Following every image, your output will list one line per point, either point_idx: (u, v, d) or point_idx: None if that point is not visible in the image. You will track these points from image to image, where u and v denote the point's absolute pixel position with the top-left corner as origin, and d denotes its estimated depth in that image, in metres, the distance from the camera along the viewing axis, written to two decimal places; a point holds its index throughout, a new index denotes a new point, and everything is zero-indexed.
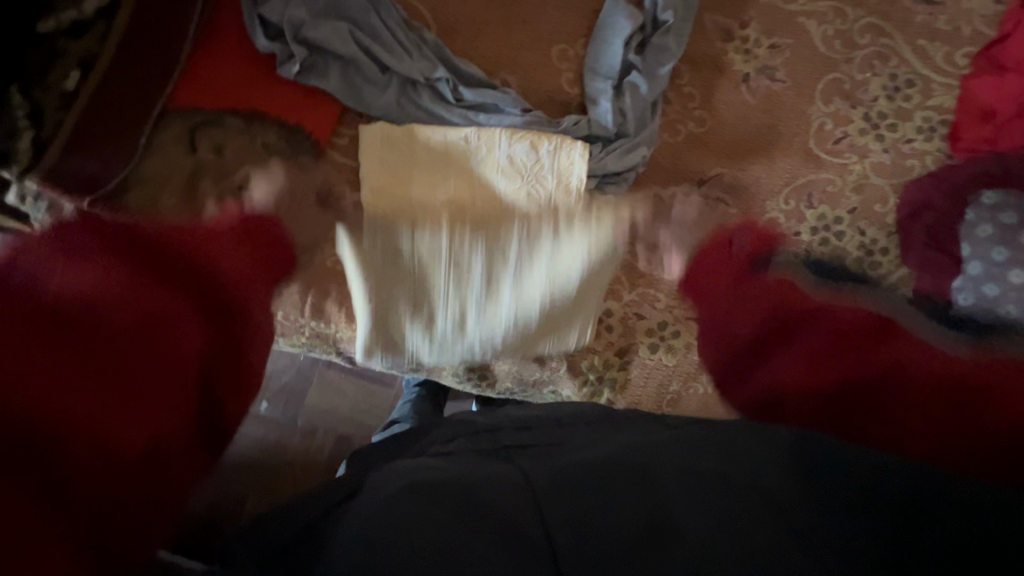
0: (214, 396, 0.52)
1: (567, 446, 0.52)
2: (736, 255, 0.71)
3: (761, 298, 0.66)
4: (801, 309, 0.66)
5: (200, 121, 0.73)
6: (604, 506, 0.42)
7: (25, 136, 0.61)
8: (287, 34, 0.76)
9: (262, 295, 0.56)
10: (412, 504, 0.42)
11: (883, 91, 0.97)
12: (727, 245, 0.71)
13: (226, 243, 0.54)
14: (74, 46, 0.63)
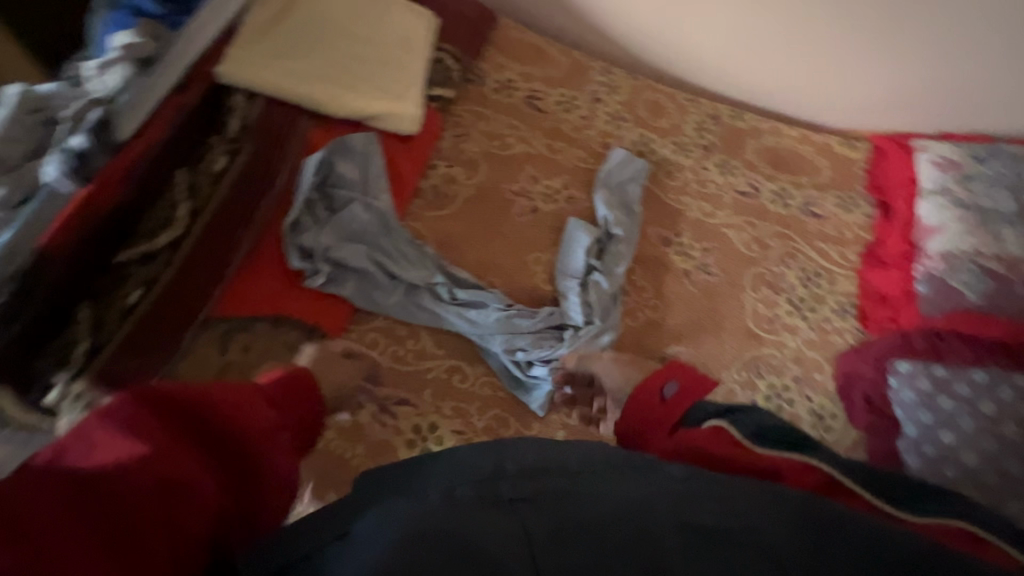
0: (238, 469, 0.52)
1: (579, 480, 0.50)
2: (665, 405, 0.68)
3: (697, 435, 0.63)
4: (749, 435, 0.64)
5: (234, 328, 0.86)
6: (535, 518, 0.45)
7: (82, 345, 0.72)
8: (316, 256, 0.91)
9: (279, 470, 0.56)
10: (403, 563, 0.40)
11: (798, 280, 1.18)
12: (655, 400, 0.68)
13: (257, 418, 0.55)
14: (139, 270, 0.79)
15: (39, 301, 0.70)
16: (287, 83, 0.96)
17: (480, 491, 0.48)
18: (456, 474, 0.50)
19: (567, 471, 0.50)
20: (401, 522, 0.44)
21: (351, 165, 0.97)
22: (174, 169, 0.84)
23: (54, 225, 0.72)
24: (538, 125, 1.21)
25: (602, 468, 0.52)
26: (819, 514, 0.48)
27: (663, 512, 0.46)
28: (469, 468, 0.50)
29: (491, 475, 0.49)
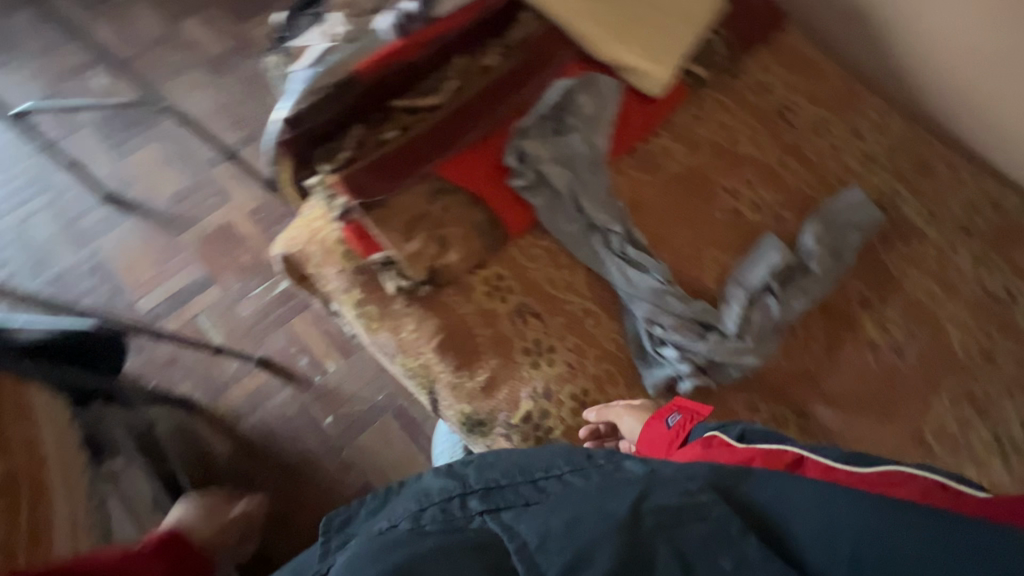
0: None
1: (539, 484, 0.60)
2: (673, 431, 0.80)
3: (695, 448, 0.74)
4: (738, 440, 0.72)
5: (442, 190, 0.98)
6: (505, 522, 0.53)
7: (345, 153, 0.96)
8: (527, 160, 0.99)
9: None
10: None
11: (1008, 415, 1.01)
12: (664, 428, 0.80)
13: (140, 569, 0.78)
14: (402, 117, 0.99)
15: (337, 109, 0.94)
16: (573, 18, 1.07)
17: (451, 513, 0.57)
18: (425, 497, 0.60)
19: (531, 482, 0.60)
20: (378, 551, 0.50)
21: (591, 104, 1.03)
22: (457, 54, 1.02)
23: (368, 60, 0.94)
24: (779, 136, 1.15)
25: (561, 474, 0.61)
26: (765, 500, 0.53)
27: (618, 497, 0.52)
28: (425, 495, 0.61)
29: (458, 495, 0.59)
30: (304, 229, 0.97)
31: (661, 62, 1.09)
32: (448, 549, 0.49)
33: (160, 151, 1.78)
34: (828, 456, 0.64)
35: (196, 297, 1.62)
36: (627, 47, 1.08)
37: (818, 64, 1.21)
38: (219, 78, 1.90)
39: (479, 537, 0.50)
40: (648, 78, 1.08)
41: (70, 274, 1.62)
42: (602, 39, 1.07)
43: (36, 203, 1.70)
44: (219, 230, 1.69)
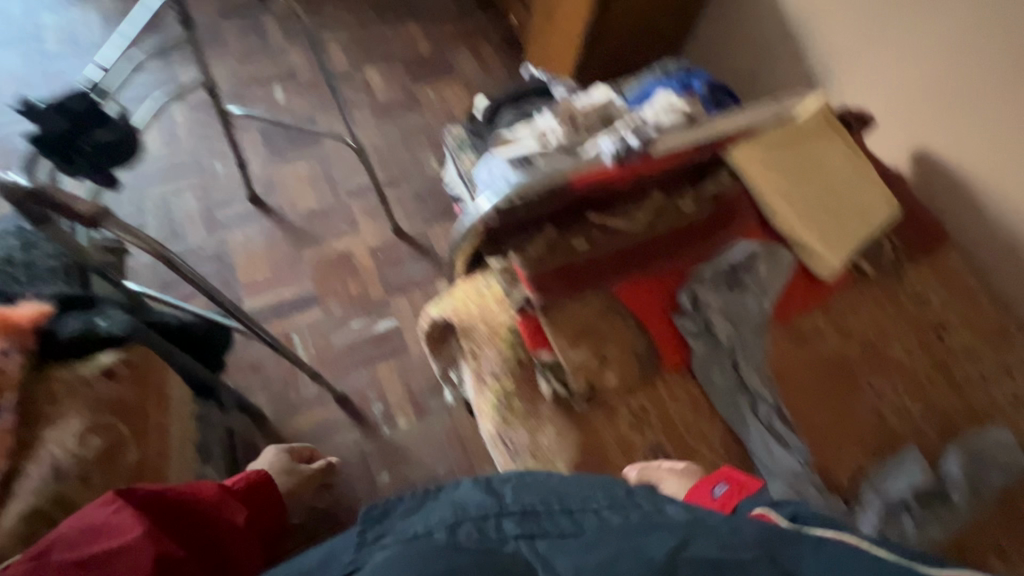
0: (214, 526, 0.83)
1: (576, 517, 0.57)
2: (719, 502, 0.75)
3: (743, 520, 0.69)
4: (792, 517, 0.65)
5: (614, 310, 1.00)
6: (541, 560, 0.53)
7: (536, 248, 1.00)
8: (698, 308, 1.02)
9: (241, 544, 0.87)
10: None
11: None
12: (710, 497, 0.76)
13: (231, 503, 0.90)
14: (593, 230, 1.04)
15: (541, 207, 1.00)
16: (766, 189, 1.13)
17: (484, 533, 0.56)
18: (460, 511, 0.58)
19: (567, 510, 0.57)
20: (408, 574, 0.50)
21: (768, 269, 1.06)
22: (656, 190, 1.09)
23: (582, 174, 1.01)
24: (930, 350, 1.16)
25: (602, 501, 0.58)
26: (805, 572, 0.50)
27: (656, 541, 0.51)
28: (461, 509, 0.59)
29: (493, 516, 0.58)
30: (476, 305, 1.01)
31: (836, 253, 1.14)
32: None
33: (310, 169, 1.90)
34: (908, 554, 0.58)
35: (298, 313, 1.65)
36: (810, 231, 1.13)
37: (977, 291, 1.23)
38: (380, 122, 2.06)
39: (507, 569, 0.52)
40: (824, 264, 1.12)
41: (194, 255, 1.69)
42: (789, 218, 1.13)
43: (187, 183, 1.80)
44: (337, 255, 1.76)
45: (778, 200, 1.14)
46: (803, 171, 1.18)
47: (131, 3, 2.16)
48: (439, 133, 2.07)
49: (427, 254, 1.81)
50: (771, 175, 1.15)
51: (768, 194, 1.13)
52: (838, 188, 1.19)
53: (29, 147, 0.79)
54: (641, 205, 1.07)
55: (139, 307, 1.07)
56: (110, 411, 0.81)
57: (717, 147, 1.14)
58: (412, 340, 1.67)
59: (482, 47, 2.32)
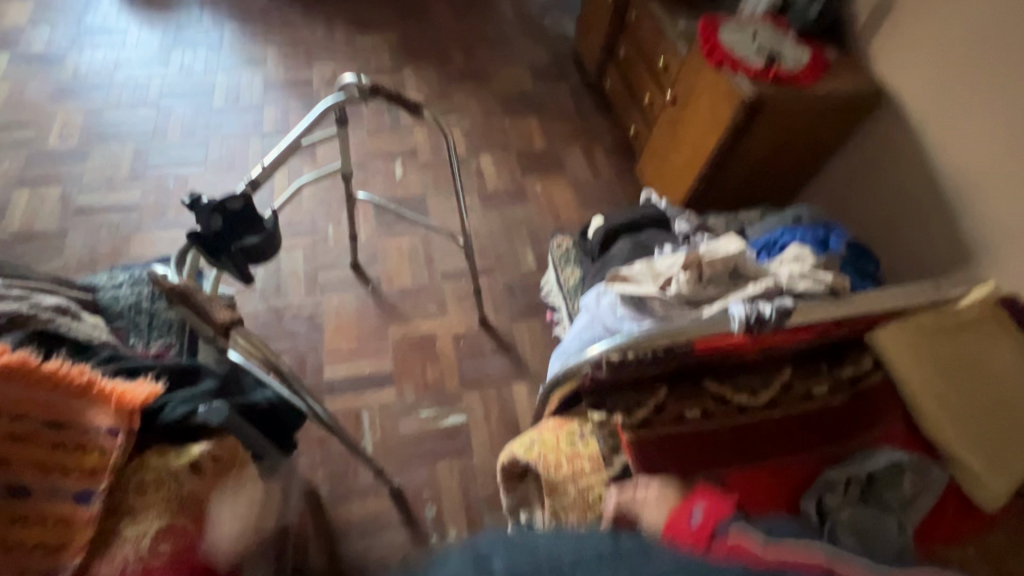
0: None
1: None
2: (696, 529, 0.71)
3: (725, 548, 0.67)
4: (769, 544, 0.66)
5: None
6: None
7: (643, 412, 0.92)
8: (825, 521, 0.86)
9: None
10: None
11: None
12: (686, 523, 0.71)
13: None
14: (710, 402, 0.94)
15: (655, 366, 0.92)
16: (919, 385, 0.99)
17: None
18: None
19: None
20: None
21: (912, 485, 0.91)
22: (783, 365, 0.99)
23: (705, 339, 0.92)
24: None
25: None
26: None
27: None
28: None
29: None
30: (569, 462, 0.93)
31: (1006, 478, 0.95)
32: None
33: (412, 245, 1.96)
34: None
35: (372, 390, 1.64)
36: (971, 444, 0.96)
37: None
38: (486, 209, 2.11)
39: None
40: (989, 490, 0.93)
41: (290, 313, 1.75)
42: (945, 424, 0.97)
43: (300, 241, 1.91)
44: (419, 337, 1.76)
45: (934, 400, 0.98)
46: (964, 368, 1.02)
47: (292, 73, 2.44)
48: (540, 228, 2.08)
49: (508, 351, 1.77)
50: (929, 369, 0.99)
51: (921, 391, 0.98)
52: (1011, 395, 1.00)
53: (188, 242, 0.83)
54: (765, 381, 0.97)
55: (236, 380, 1.08)
56: (186, 512, 0.79)
57: (863, 325, 1.02)
58: (478, 442, 1.59)
59: (595, 149, 2.36)
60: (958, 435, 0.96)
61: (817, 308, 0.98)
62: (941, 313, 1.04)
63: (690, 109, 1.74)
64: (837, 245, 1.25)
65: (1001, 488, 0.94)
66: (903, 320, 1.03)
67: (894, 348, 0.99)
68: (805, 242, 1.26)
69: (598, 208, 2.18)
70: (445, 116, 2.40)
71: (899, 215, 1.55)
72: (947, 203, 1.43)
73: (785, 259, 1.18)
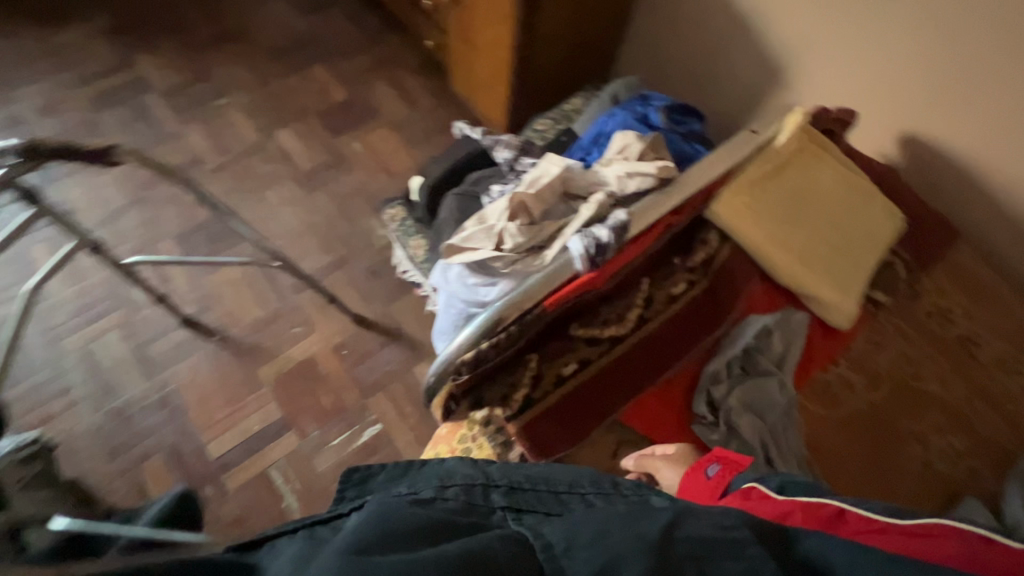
0: None
1: (562, 499, 0.54)
2: (711, 483, 0.70)
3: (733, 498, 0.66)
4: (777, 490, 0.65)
5: (627, 441, 0.88)
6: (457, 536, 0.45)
7: (522, 391, 0.86)
8: (721, 413, 0.88)
9: None
10: (378, 519, 0.45)
11: None
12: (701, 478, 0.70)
13: None
14: (582, 348, 0.89)
15: (515, 341, 0.84)
16: (765, 240, 0.99)
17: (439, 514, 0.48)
18: (447, 479, 0.55)
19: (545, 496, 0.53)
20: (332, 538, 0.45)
21: (781, 339, 0.94)
22: (641, 277, 0.95)
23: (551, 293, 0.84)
24: (962, 367, 1.06)
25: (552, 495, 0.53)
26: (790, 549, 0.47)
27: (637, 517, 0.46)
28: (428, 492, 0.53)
29: (481, 483, 0.54)
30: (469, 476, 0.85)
31: (851, 290, 1.02)
32: (445, 556, 0.41)
33: (244, 271, 1.68)
34: (872, 511, 0.61)
35: (271, 445, 1.48)
36: (820, 274, 1.01)
37: (994, 284, 1.12)
38: (310, 194, 1.83)
39: (478, 543, 0.43)
40: (842, 308, 1.00)
41: (137, 408, 1.49)
42: (795, 266, 0.99)
43: (108, 323, 1.58)
44: (297, 367, 1.58)
45: (780, 248, 1.00)
46: (797, 202, 1.03)
47: None
48: (379, 192, 1.86)
49: (397, 338, 1.64)
50: (768, 220, 1.00)
51: (768, 243, 0.99)
52: (837, 211, 1.05)
53: None
54: (628, 300, 0.93)
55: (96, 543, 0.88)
56: None
57: (699, 203, 0.99)
58: (404, 443, 1.51)
59: (402, 77, 2.07)
60: (807, 270, 1.00)
61: (649, 208, 0.92)
62: (766, 155, 1.02)
63: (473, 5, 1.51)
64: (654, 116, 1.18)
65: (851, 302, 1.01)
66: (735, 179, 0.99)
67: (731, 213, 0.97)
68: (626, 124, 1.18)
69: (430, 144, 1.96)
70: (215, 101, 1.97)
71: (710, 51, 1.49)
72: (743, 25, 1.39)
73: (612, 160, 1.07)
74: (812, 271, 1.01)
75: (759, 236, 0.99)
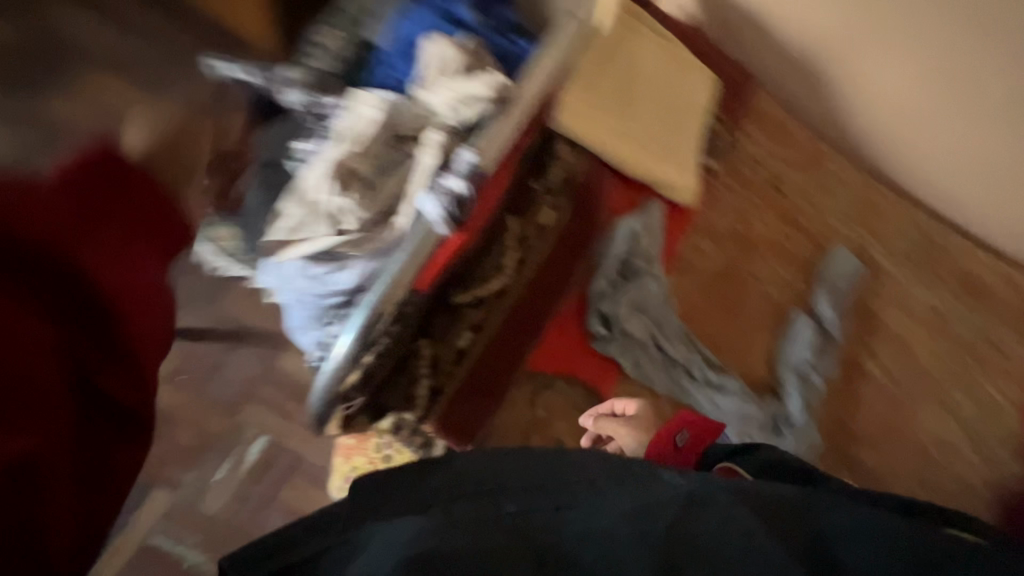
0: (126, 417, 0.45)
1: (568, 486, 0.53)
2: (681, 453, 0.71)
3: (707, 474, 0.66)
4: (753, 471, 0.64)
5: (542, 384, 0.91)
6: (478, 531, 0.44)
7: (423, 383, 0.78)
8: (614, 324, 0.94)
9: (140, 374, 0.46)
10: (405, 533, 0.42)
11: (963, 401, 1.21)
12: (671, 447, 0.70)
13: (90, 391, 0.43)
14: (471, 313, 0.82)
15: (397, 338, 0.73)
16: (610, 140, 0.97)
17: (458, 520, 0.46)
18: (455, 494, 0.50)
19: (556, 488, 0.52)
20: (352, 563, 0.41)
21: (647, 235, 0.98)
22: (509, 213, 0.86)
23: (421, 274, 0.72)
24: (775, 204, 1.23)
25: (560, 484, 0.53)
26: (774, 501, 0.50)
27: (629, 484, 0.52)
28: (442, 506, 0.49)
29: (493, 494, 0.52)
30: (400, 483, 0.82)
31: (689, 164, 1.07)
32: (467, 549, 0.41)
33: None
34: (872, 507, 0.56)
35: (141, 508, 1.24)
36: (662, 158, 1.03)
37: (788, 123, 1.27)
38: None
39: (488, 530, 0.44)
40: (686, 184, 1.05)
41: None
42: (640, 157, 1.00)
43: None
44: None
45: (623, 143, 0.99)
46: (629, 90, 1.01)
47: None
48: None
49: (242, 337, 1.35)
50: (607, 117, 0.97)
51: (612, 141, 0.97)
52: (664, 89, 1.05)
53: None
54: (502, 245, 0.85)
55: None
56: None
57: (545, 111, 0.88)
58: (301, 443, 1.34)
59: None
60: (652, 158, 1.01)
61: (495, 137, 0.79)
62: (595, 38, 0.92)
63: None
64: (465, 12, 1.00)
65: (691, 176, 1.06)
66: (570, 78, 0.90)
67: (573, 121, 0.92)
68: (435, 28, 0.98)
69: None
70: None
71: None
72: None
73: (435, 77, 0.88)
74: (656, 157, 1.02)
75: (603, 137, 0.96)
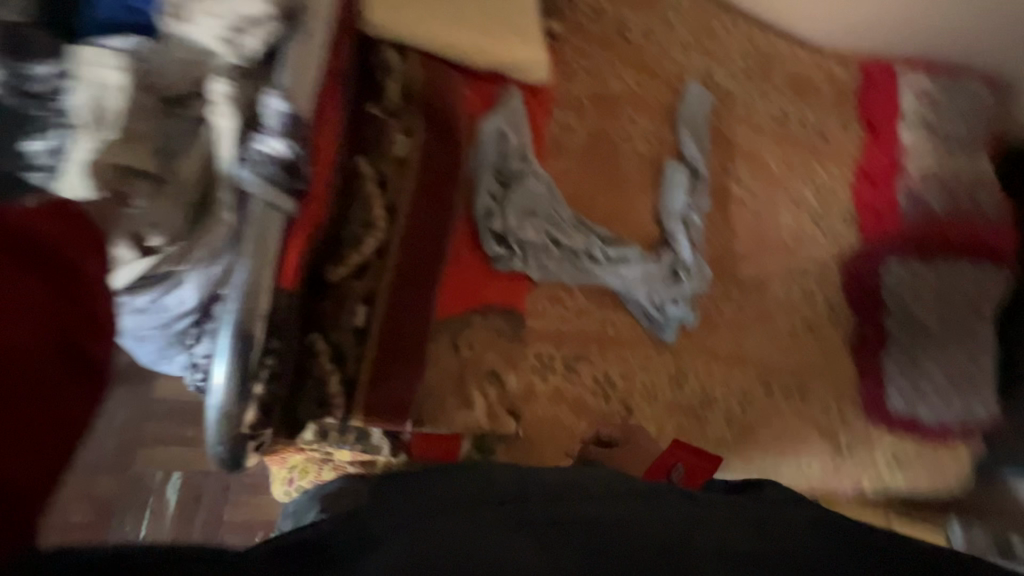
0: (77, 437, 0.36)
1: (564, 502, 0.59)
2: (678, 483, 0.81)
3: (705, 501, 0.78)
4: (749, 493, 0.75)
5: (457, 327, 0.85)
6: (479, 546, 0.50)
7: (334, 379, 0.70)
8: (509, 237, 0.88)
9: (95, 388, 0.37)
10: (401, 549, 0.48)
11: (815, 194, 1.32)
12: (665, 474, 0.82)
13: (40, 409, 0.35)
14: (357, 284, 0.74)
15: (284, 348, 0.63)
16: (434, 30, 0.85)
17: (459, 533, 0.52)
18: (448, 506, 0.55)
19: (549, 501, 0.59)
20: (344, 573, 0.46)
21: (513, 131, 0.91)
22: (354, 158, 0.77)
23: (281, 271, 0.61)
24: (627, 55, 1.19)
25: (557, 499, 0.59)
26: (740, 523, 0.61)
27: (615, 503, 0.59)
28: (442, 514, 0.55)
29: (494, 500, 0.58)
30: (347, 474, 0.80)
31: (531, 31, 0.94)
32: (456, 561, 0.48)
33: None
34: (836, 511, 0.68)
35: None
36: (498, 32, 0.91)
37: None
38: None
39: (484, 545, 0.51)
40: (535, 56, 0.93)
41: None
42: (472, 39, 0.89)
43: None
44: None
45: (449, 28, 0.87)
46: None
47: None
48: None
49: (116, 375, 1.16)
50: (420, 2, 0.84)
51: (435, 29, 0.85)
52: None
53: None
54: (360, 195, 0.76)
55: None
56: None
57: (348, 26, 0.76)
58: None
59: None
60: (487, 38, 0.90)
61: (298, 67, 0.63)
62: None
63: None
64: None
65: (537, 44, 0.94)
66: None
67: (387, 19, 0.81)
68: None
69: None
70: None
71: None
72: None
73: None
74: (492, 35, 0.90)
75: (424, 27, 0.84)
